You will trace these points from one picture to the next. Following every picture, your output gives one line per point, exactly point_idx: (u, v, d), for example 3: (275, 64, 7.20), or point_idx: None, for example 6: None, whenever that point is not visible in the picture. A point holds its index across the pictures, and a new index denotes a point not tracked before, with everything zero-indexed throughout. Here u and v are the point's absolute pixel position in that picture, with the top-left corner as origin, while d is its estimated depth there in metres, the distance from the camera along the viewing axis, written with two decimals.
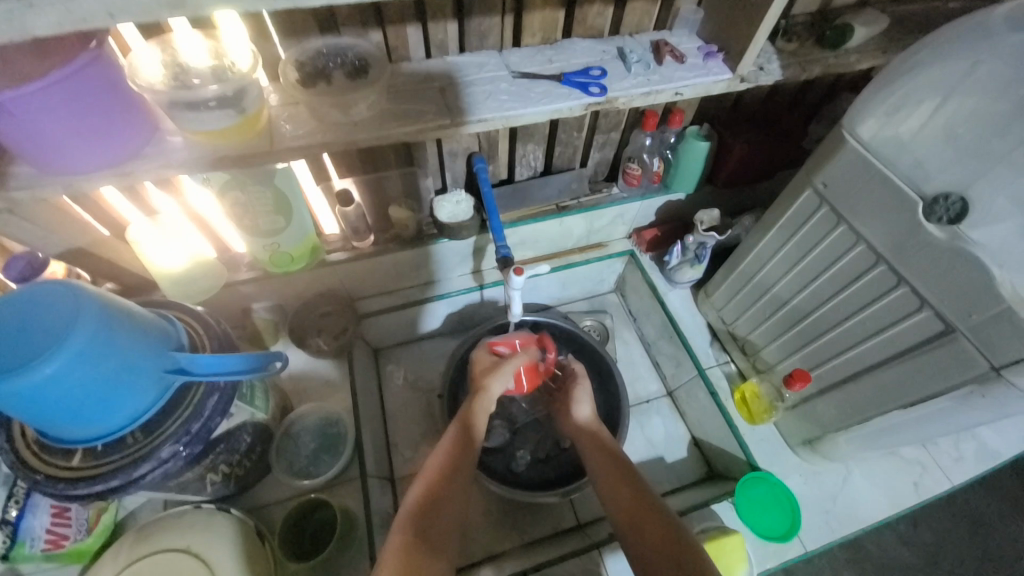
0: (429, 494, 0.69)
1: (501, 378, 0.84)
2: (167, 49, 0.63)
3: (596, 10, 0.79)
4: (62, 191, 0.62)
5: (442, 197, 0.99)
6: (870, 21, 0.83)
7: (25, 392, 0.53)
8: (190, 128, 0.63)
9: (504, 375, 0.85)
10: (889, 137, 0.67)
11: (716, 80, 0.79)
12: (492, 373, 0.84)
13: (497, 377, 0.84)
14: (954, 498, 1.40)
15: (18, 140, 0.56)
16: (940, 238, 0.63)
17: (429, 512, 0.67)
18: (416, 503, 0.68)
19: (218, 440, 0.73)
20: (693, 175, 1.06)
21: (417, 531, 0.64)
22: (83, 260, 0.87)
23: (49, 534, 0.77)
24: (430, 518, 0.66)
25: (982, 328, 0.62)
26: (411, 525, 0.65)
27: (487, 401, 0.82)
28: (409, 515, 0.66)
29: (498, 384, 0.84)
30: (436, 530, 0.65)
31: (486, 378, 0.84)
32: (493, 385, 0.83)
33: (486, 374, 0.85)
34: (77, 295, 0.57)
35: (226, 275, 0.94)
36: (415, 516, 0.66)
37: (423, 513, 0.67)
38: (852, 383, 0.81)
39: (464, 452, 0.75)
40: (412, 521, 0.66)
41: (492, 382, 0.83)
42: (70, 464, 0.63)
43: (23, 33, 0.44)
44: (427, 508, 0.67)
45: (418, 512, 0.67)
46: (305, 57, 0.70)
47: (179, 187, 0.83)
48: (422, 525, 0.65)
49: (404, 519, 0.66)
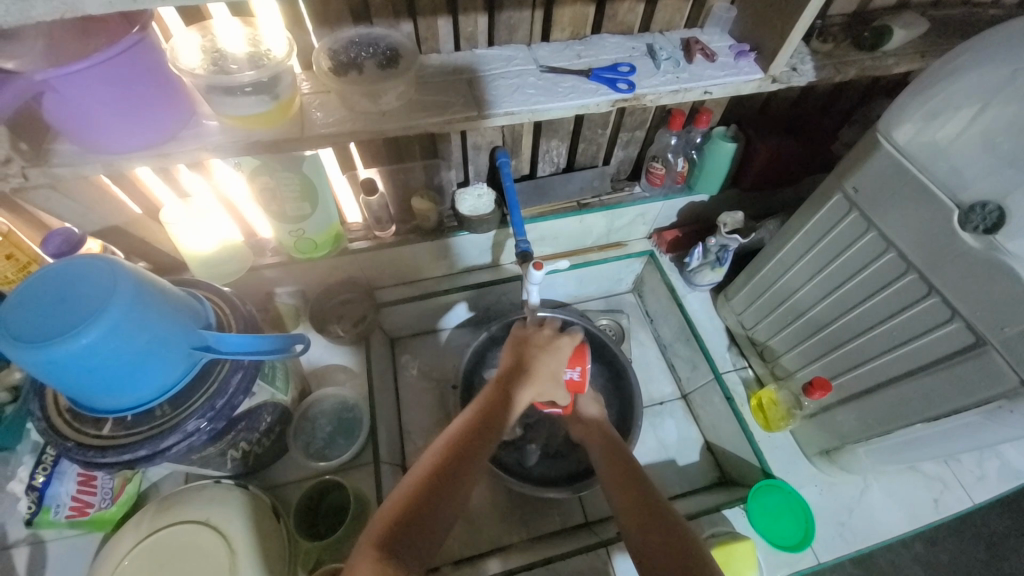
0: (426, 486, 0.65)
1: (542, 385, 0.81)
2: (206, 36, 0.65)
3: (627, 6, 0.79)
4: (102, 169, 0.64)
5: (463, 190, 0.99)
6: (909, 23, 0.81)
7: (62, 360, 0.55)
8: (226, 113, 0.65)
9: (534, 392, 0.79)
10: (926, 143, 0.64)
11: (747, 80, 0.78)
12: (526, 382, 0.78)
13: (542, 381, 0.80)
14: (973, 520, 1.36)
15: (63, 118, 0.58)
16: (975, 248, 0.61)
17: (424, 505, 0.63)
18: (409, 493, 0.64)
19: (239, 417, 0.75)
20: (717, 176, 1.04)
21: (406, 523, 0.61)
22: (117, 238, 0.90)
23: (74, 501, 0.79)
24: (422, 513, 0.62)
25: (1015, 342, 0.60)
26: (396, 518, 0.61)
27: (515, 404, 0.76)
28: (403, 503, 0.63)
29: (526, 396, 0.78)
30: (428, 526, 0.62)
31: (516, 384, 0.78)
32: (521, 395, 0.77)
33: (520, 378, 0.79)
34: (112, 270, 0.59)
35: (251, 259, 0.97)
36: (406, 507, 0.63)
37: (418, 503, 0.63)
38: (874, 394, 0.79)
39: (467, 447, 0.70)
40: (402, 513, 0.62)
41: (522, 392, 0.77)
42: (100, 432, 0.65)
43: (74, 11, 0.46)
44: (424, 498, 0.64)
45: (412, 501, 0.63)
46: (338, 46, 0.71)
47: (209, 170, 0.85)
48: (414, 517, 0.62)
49: (392, 507, 0.63)
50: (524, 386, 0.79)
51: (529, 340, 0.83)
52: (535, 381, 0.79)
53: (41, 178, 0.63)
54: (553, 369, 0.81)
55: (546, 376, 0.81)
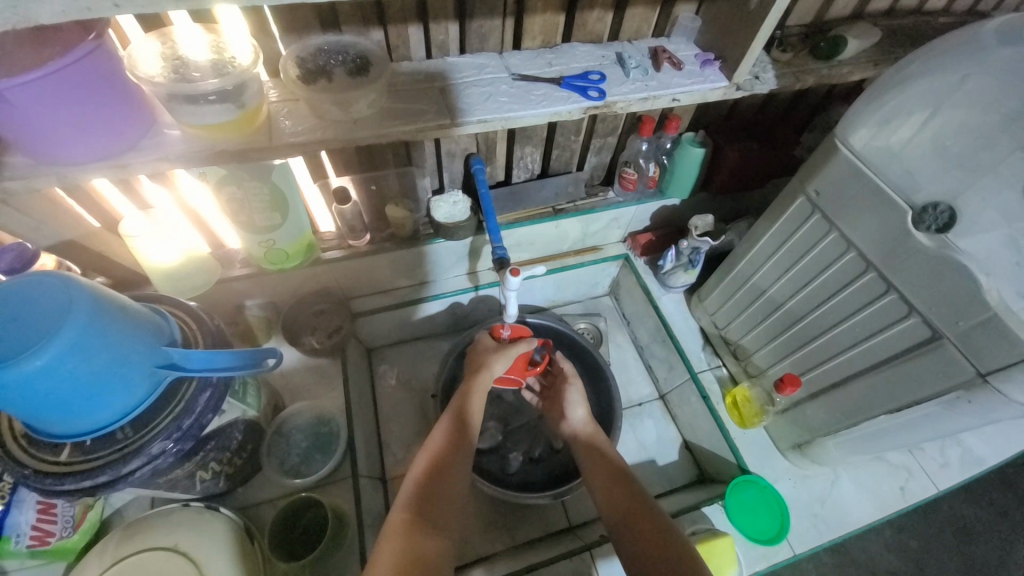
0: (433, 469, 0.73)
1: (492, 358, 0.89)
2: (166, 42, 0.63)
3: (596, 15, 0.80)
4: (57, 182, 0.61)
5: (439, 198, 0.99)
6: (863, 33, 0.85)
7: (15, 383, 0.52)
8: (188, 121, 0.62)
9: (506, 359, 0.90)
10: (880, 147, 0.69)
11: (713, 88, 0.80)
12: (498, 356, 0.89)
13: (497, 354, 0.90)
14: (939, 506, 1.42)
15: (11, 129, 0.55)
16: (928, 246, 0.64)
17: (432, 488, 0.70)
18: (419, 481, 0.71)
19: (208, 436, 0.72)
20: (688, 180, 1.07)
21: (420, 503, 0.68)
22: (74, 253, 0.86)
23: (34, 530, 0.74)
24: (435, 490, 0.70)
25: (970, 334, 0.63)
26: (410, 504, 0.68)
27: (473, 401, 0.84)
28: (412, 493, 0.69)
29: (500, 366, 0.89)
30: (443, 498, 0.70)
31: (490, 358, 0.89)
32: (496, 366, 0.88)
33: (491, 355, 0.90)
34: (69, 287, 0.56)
35: (220, 271, 0.94)
36: (415, 494, 0.69)
37: (428, 487, 0.70)
38: (841, 389, 0.82)
39: (465, 421, 0.81)
40: (413, 498, 0.69)
41: (494, 362, 0.88)
42: (58, 459, 0.62)
43: (27, 21, 0.44)
44: (435, 477, 0.72)
45: (422, 487, 0.70)
46: (306, 54, 0.70)
47: (173, 181, 0.83)
48: (427, 495, 0.69)
49: (403, 502, 0.69)
50: (483, 381, 0.86)
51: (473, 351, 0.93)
52: (504, 353, 0.90)
53: None
54: (487, 343, 0.93)
55: (487, 349, 0.91)
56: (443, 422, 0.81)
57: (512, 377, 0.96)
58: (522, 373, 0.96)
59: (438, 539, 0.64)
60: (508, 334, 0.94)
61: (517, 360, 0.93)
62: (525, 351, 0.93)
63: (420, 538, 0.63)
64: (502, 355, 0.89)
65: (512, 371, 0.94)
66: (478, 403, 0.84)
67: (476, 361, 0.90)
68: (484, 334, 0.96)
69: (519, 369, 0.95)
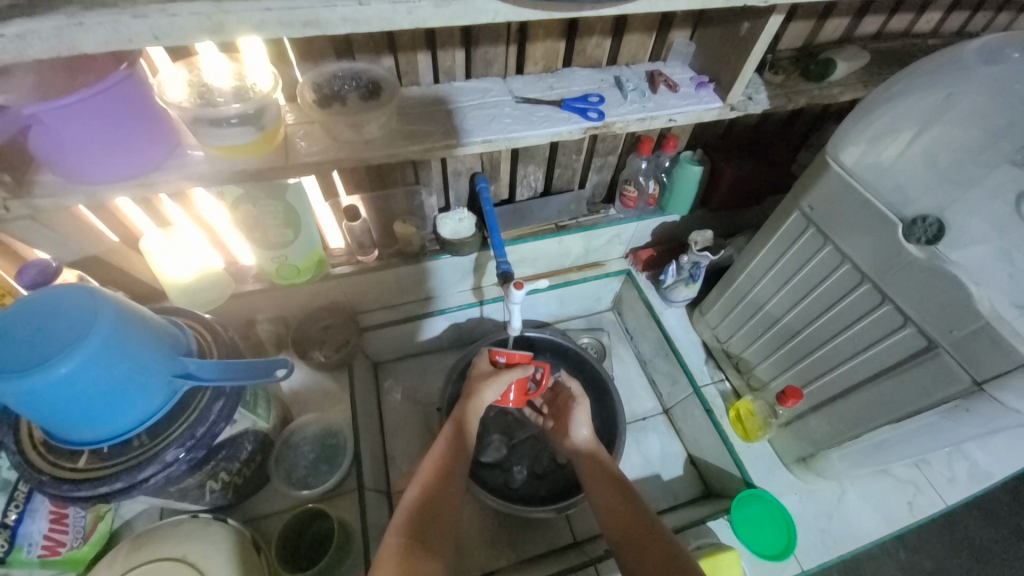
0: (431, 489, 0.74)
1: (484, 386, 0.86)
2: (192, 70, 0.68)
3: (595, 41, 0.84)
4: (85, 199, 0.65)
5: (444, 215, 1.03)
6: (851, 57, 0.89)
7: (41, 389, 0.55)
8: (211, 142, 0.66)
9: (498, 386, 0.87)
10: (869, 164, 0.71)
11: (707, 108, 0.83)
12: (489, 381, 0.86)
13: (491, 381, 0.87)
14: (954, 526, 1.39)
15: (46, 149, 0.59)
16: (920, 258, 0.66)
17: (430, 508, 0.71)
18: (416, 503, 0.72)
19: (220, 446, 0.74)
20: (686, 197, 1.10)
21: (417, 524, 0.69)
22: (93, 267, 0.89)
23: (46, 540, 0.76)
24: (434, 509, 0.71)
25: (964, 344, 0.64)
26: (405, 527, 0.68)
27: (472, 420, 0.84)
28: (409, 514, 0.70)
29: (492, 392, 0.86)
30: (441, 518, 0.71)
31: (480, 385, 0.86)
32: (486, 393, 0.86)
33: (483, 380, 0.87)
34: (96, 298, 0.60)
35: (233, 285, 0.96)
36: (413, 515, 0.70)
37: (427, 506, 0.72)
38: (842, 401, 0.83)
39: (464, 437, 0.82)
40: (409, 520, 0.69)
41: (486, 388, 0.86)
42: (76, 465, 0.64)
43: (71, 49, 0.48)
44: (433, 498, 0.73)
45: (420, 507, 0.71)
46: (322, 80, 0.74)
47: (191, 199, 0.87)
48: (425, 515, 0.71)
49: (398, 524, 0.69)
50: (479, 401, 0.85)
51: (473, 370, 0.91)
52: (498, 379, 0.87)
53: (22, 210, 0.64)
54: (480, 367, 0.90)
55: (480, 373, 0.89)
56: (444, 436, 0.83)
57: (510, 401, 0.94)
58: (512, 400, 0.93)
59: (435, 560, 0.65)
60: (505, 360, 0.91)
61: (512, 387, 0.91)
62: (520, 377, 0.90)
63: (416, 561, 0.64)
64: (496, 382, 0.87)
65: (512, 394, 0.92)
66: (475, 420, 0.84)
67: (469, 385, 0.88)
68: (483, 353, 0.93)
69: (518, 394, 0.93)
